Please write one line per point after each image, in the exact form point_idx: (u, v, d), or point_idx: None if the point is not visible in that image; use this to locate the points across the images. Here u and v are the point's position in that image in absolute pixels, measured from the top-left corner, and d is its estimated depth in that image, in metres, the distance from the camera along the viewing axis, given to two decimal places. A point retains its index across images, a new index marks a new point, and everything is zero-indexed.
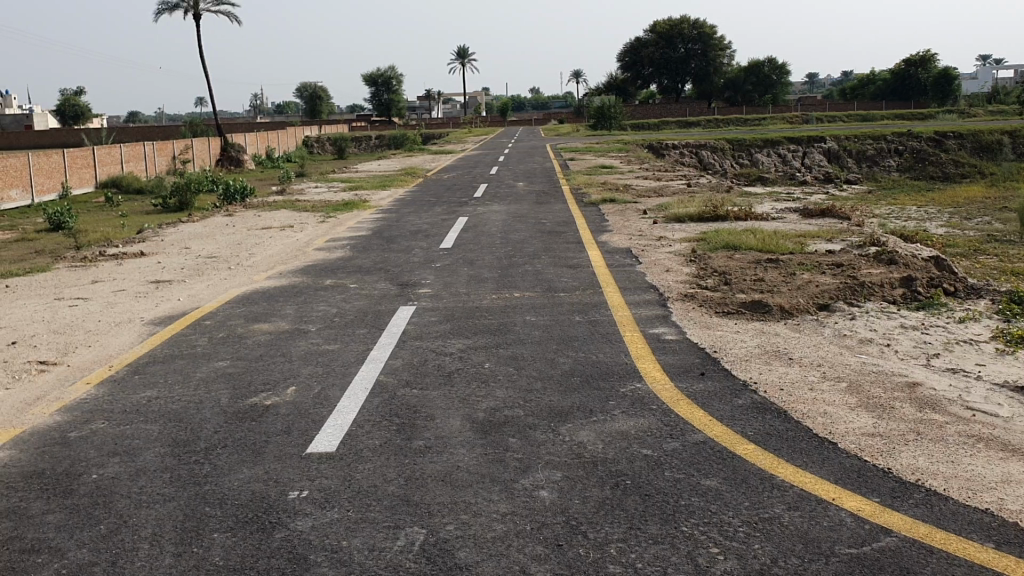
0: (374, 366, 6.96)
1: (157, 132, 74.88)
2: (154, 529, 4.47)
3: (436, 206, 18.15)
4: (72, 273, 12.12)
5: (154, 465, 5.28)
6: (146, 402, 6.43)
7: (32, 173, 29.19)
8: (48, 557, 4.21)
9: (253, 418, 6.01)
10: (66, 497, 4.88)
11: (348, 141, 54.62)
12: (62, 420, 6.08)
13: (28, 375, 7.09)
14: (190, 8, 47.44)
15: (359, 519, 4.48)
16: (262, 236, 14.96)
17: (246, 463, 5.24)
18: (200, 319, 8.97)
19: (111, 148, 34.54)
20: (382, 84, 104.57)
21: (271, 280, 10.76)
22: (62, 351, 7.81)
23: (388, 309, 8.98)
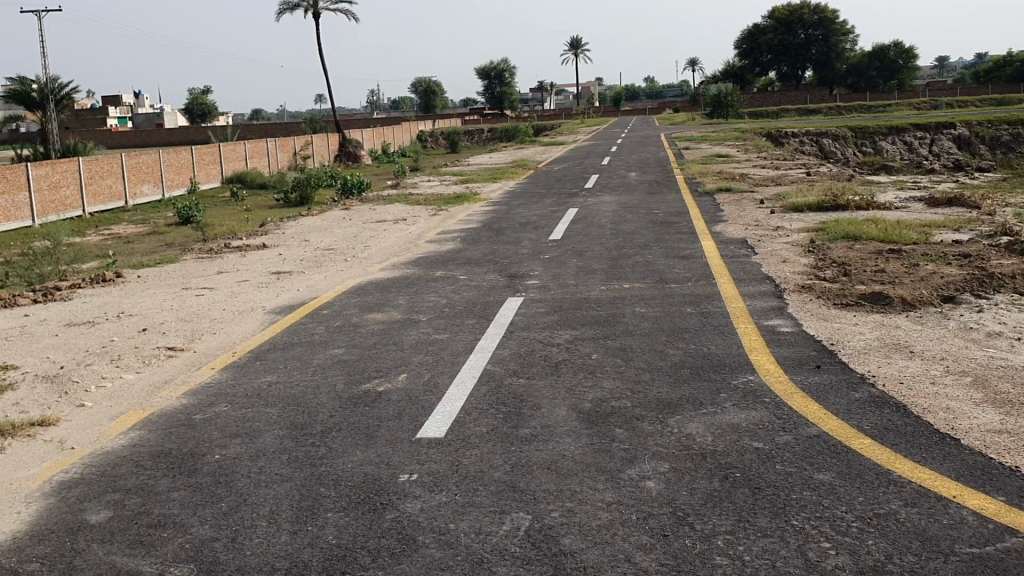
0: (483, 356, 7.04)
1: (279, 130, 77.47)
2: (272, 507, 4.66)
3: (547, 197, 18.19)
4: (200, 264, 12.69)
5: (272, 447, 5.49)
6: (266, 387, 6.70)
7: (162, 170, 30.66)
8: (173, 532, 4.43)
9: (366, 403, 6.18)
10: (191, 475, 5.12)
11: (461, 135, 55.24)
12: (188, 402, 6.40)
13: (157, 360, 7.47)
14: (310, 8, 48.88)
15: (467, 503, 4.55)
16: (377, 229, 15.31)
17: (358, 446, 5.40)
18: (318, 308, 9.26)
19: (237, 145, 35.95)
20: (495, 78, 105.27)
21: (385, 272, 11.00)
22: (189, 337, 8.19)
23: (497, 300, 9.06)
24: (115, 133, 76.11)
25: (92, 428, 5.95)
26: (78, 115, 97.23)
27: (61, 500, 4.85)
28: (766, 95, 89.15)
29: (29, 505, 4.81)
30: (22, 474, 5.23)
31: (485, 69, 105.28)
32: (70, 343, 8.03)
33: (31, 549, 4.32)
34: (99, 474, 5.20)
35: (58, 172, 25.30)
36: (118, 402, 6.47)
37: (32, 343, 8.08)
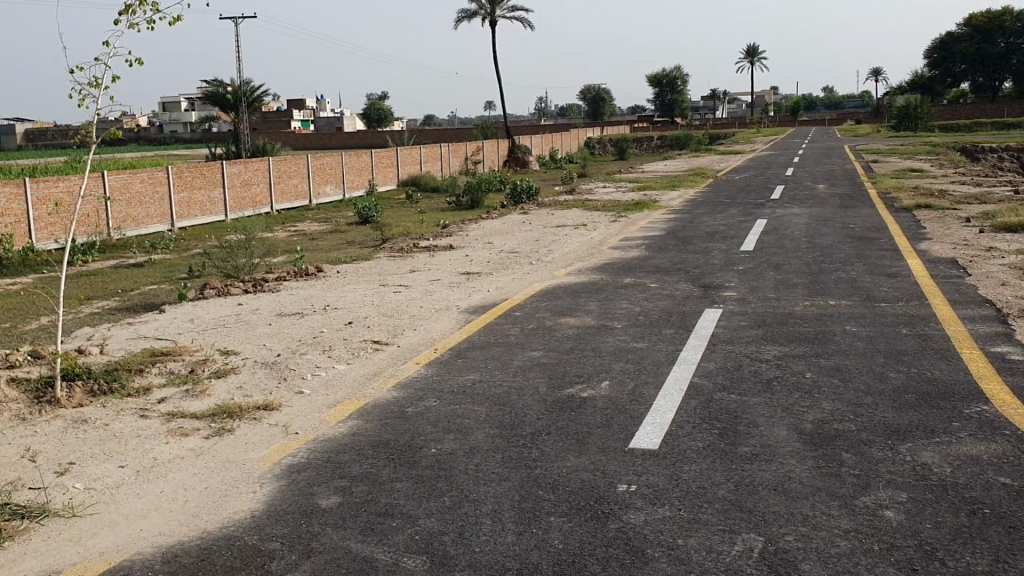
0: (687, 367, 6.90)
1: (450, 134, 79.36)
2: (493, 505, 4.69)
3: (730, 207, 17.74)
4: (393, 263, 13.11)
5: (485, 445, 5.55)
6: (471, 385, 6.79)
7: (344, 170, 31.95)
8: (402, 522, 4.52)
9: (572, 408, 6.16)
10: (411, 467, 5.23)
11: (630, 143, 54.84)
12: (399, 395, 6.58)
13: (365, 353, 7.71)
14: (488, 16, 49.86)
15: (693, 520, 4.43)
16: (558, 234, 15.38)
17: (572, 451, 5.37)
18: (512, 310, 9.35)
19: (413, 149, 37.01)
20: (667, 85, 103.99)
21: (573, 277, 11.01)
22: (392, 332, 8.43)
23: (693, 310, 8.87)
24: (297, 134, 80.25)
25: (313, 415, 6.19)
26: (264, 117, 103.03)
27: (292, 483, 5.05)
28: (957, 108, 84.07)
29: (263, 485, 5.04)
30: (253, 455, 5.49)
31: (657, 76, 104.11)
32: (284, 332, 8.45)
33: (271, 528, 4.51)
34: (324, 459, 5.39)
35: (250, 170, 26.77)
36: (334, 390, 6.72)
37: (249, 330, 8.54)
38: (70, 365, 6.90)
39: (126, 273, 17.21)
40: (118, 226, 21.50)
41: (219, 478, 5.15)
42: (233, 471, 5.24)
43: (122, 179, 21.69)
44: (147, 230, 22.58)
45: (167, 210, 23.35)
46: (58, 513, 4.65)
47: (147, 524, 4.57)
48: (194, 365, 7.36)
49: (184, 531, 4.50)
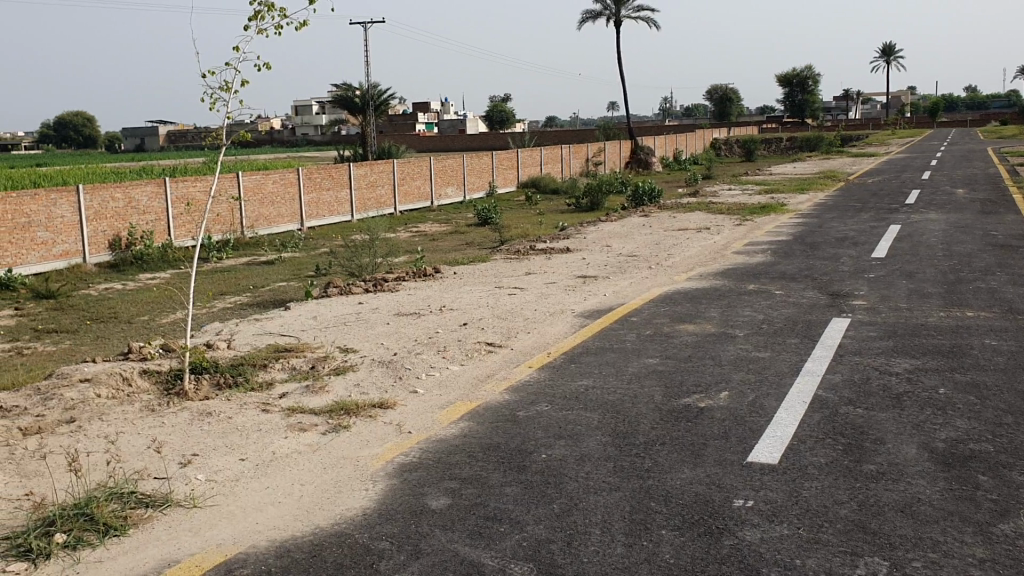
0: (811, 379, 6.62)
1: (573, 135, 79.35)
2: (603, 515, 4.59)
3: (861, 212, 17.06)
4: (510, 265, 13.15)
5: (597, 452, 5.46)
6: (584, 390, 6.70)
7: (465, 172, 32.35)
8: (510, 528, 4.48)
9: (688, 418, 6.00)
10: (520, 472, 5.19)
11: (757, 144, 53.52)
12: (511, 398, 6.55)
13: (479, 354, 7.73)
14: (613, 16, 49.56)
15: (812, 539, 4.23)
16: (680, 238, 15.10)
17: (687, 463, 5.21)
18: (628, 315, 9.22)
19: (534, 151, 37.14)
20: (798, 85, 101.09)
21: (694, 282, 10.78)
22: (506, 335, 8.43)
23: (819, 319, 8.54)
24: (422, 137, 81.85)
25: (426, 414, 6.23)
26: (390, 120, 105.40)
27: (403, 482, 5.08)
28: None
29: (376, 483, 5.09)
30: (367, 452, 5.56)
31: (787, 76, 101.34)
32: (401, 331, 8.56)
33: (382, 527, 4.54)
34: (435, 460, 5.41)
35: (376, 172, 27.41)
36: (447, 391, 6.75)
37: (367, 329, 8.69)
38: (197, 359, 7.16)
39: (257, 270, 17.85)
40: (250, 225, 22.31)
41: (333, 475, 5.22)
42: (347, 468, 5.31)
43: (256, 179, 22.51)
44: (278, 229, 23.37)
45: (297, 210, 24.10)
46: (180, 503, 4.82)
47: (264, 517, 4.68)
48: (315, 361, 7.53)
49: (298, 526, 4.57)
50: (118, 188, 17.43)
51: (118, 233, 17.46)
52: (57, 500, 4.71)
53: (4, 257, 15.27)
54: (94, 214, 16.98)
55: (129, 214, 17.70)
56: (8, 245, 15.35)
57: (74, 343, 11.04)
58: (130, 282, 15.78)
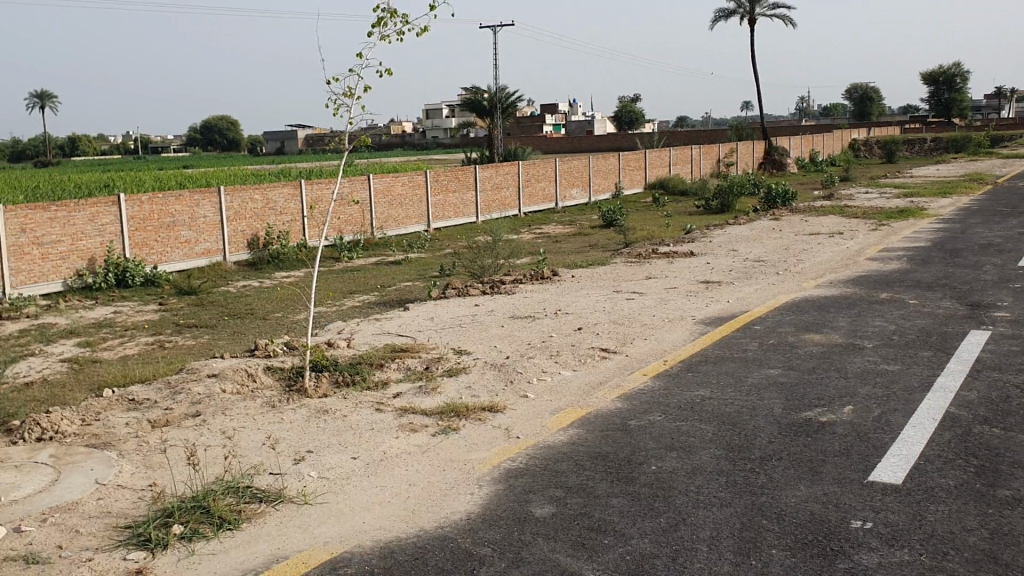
0: (943, 395, 6.24)
1: (703, 136, 77.97)
2: (711, 532, 4.44)
3: (1010, 217, 16.08)
4: (631, 268, 12.99)
5: (710, 466, 5.29)
6: (700, 401, 6.52)
7: (591, 173, 32.22)
8: (614, 540, 4.39)
9: (809, 432, 5.75)
10: (628, 483, 5.09)
11: (899, 144, 51.24)
12: (623, 406, 6.44)
13: (593, 360, 7.64)
14: (746, 14, 48.42)
15: (935, 568, 3.96)
16: (811, 243, 14.58)
17: (803, 480, 4.99)
18: (751, 323, 8.94)
19: (662, 152, 36.66)
20: (944, 82, 96.32)
21: (822, 289, 10.37)
22: (622, 340, 8.30)
23: (956, 332, 8.06)
24: (550, 138, 82.14)
25: (535, 420, 6.19)
26: (519, 122, 106.16)
27: (509, 488, 5.06)
28: None
29: (481, 487, 5.08)
30: (475, 456, 5.56)
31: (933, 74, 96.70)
32: (516, 334, 8.55)
33: (485, 532, 4.52)
34: (542, 467, 5.36)
35: (502, 174, 27.62)
36: (558, 397, 6.69)
37: (483, 331, 8.73)
38: (317, 357, 7.35)
39: (385, 270, 18.26)
40: (380, 226, 22.81)
41: (440, 478, 5.25)
42: (455, 472, 5.32)
43: (386, 181, 23.00)
44: (406, 230, 23.81)
45: (425, 211, 24.52)
46: (291, 499, 4.93)
47: (370, 517, 4.73)
48: (430, 362, 7.62)
49: (403, 528, 4.60)
50: (257, 189, 18.15)
51: (256, 233, 18.15)
52: (178, 492, 4.92)
53: (151, 254, 16.08)
54: (233, 214, 17.70)
55: (267, 214, 18.39)
56: (155, 243, 16.17)
57: (211, 337, 11.53)
58: (264, 280, 16.40)
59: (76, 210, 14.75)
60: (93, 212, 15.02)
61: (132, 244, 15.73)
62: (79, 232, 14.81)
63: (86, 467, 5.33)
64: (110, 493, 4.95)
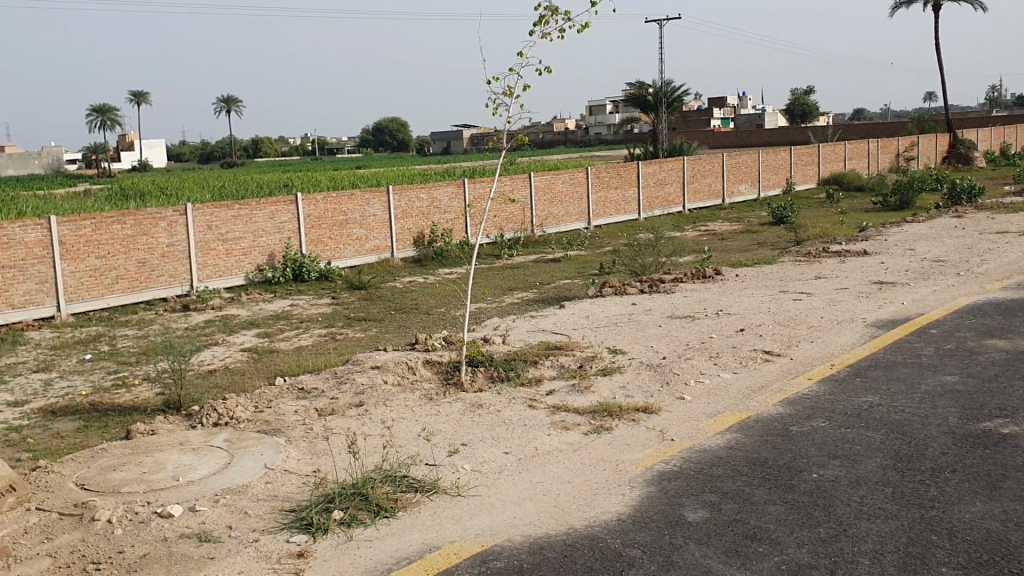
0: None
1: (881, 129, 74.21)
2: (875, 545, 4.22)
3: None
4: (798, 268, 12.52)
5: (876, 476, 5.02)
6: (867, 408, 6.21)
7: (760, 169, 31.29)
8: (769, 548, 4.24)
9: (987, 444, 5.37)
10: (787, 490, 4.90)
11: None
12: (785, 411, 6.21)
13: (754, 362, 7.42)
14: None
15: None
16: (999, 242, 13.61)
17: (980, 495, 4.66)
18: (927, 327, 8.44)
19: (836, 146, 35.16)
20: None
21: (1010, 292, 9.66)
22: (786, 343, 8.02)
23: None
24: (717, 134, 80.37)
25: (691, 423, 6.07)
26: (685, 116, 104.38)
27: (661, 490, 4.98)
28: None
29: (633, 488, 5.03)
30: (628, 456, 5.51)
31: None
32: (674, 334, 8.41)
33: (636, 534, 4.47)
34: (697, 470, 5.24)
35: (666, 170, 27.24)
36: (716, 399, 6.54)
37: (640, 330, 8.63)
38: (474, 352, 7.48)
39: (546, 267, 18.39)
40: (541, 223, 22.94)
41: (592, 477, 5.23)
42: (607, 471, 5.29)
43: (548, 179, 23.13)
44: (568, 227, 23.86)
45: (586, 208, 24.51)
46: (445, 490, 5.04)
47: (521, 512, 4.77)
48: (584, 361, 7.62)
49: (553, 525, 4.62)
50: (423, 189, 18.67)
51: (421, 231, 18.68)
52: (338, 478, 5.12)
53: (325, 250, 16.79)
54: (401, 213, 18.28)
55: (432, 212, 18.90)
56: (329, 240, 16.88)
57: (377, 331, 11.95)
58: (429, 276, 16.85)
59: (257, 209, 15.59)
60: (272, 211, 15.84)
61: (308, 241, 16.48)
62: (259, 229, 15.66)
63: (256, 452, 5.65)
64: (277, 477, 5.21)
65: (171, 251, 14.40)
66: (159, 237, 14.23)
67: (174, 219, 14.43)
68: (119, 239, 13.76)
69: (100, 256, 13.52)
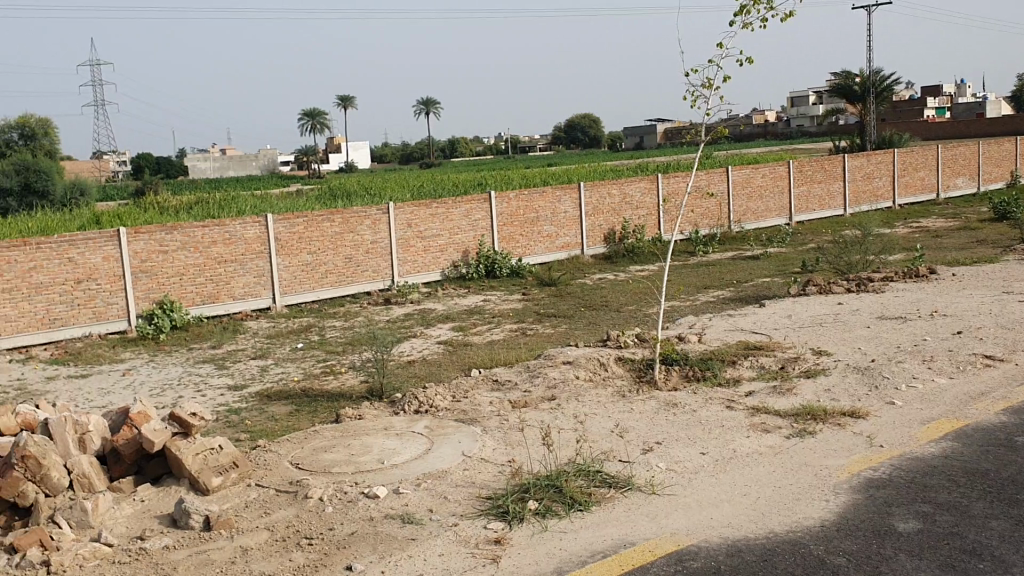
0: None
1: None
2: None
3: None
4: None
5: None
6: None
7: (980, 160, 29.10)
8: (991, 566, 3.94)
9: None
10: (1011, 505, 4.53)
11: None
12: (1009, 420, 5.75)
13: (974, 368, 6.91)
14: None
15: None
16: None
17: None
18: None
19: None
20: None
21: None
22: (1010, 348, 7.42)
23: None
24: (929, 124, 75.45)
25: (902, 429, 5.73)
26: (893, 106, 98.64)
27: (869, 498, 4.74)
28: None
29: (838, 495, 4.80)
30: (832, 462, 5.28)
31: None
32: (883, 336, 7.97)
33: (840, 542, 4.27)
34: (908, 479, 4.95)
35: (873, 163, 25.84)
36: (930, 406, 6.14)
37: (845, 331, 8.24)
38: (669, 349, 7.38)
39: (743, 265, 17.90)
40: (738, 219, 22.32)
41: (793, 481, 5.04)
42: (809, 476, 5.09)
43: (746, 173, 22.49)
44: (766, 224, 23.10)
45: (786, 204, 23.65)
46: (640, 488, 5.00)
47: (718, 513, 4.67)
48: (785, 362, 7.36)
49: (752, 527, 4.49)
50: (616, 185, 18.64)
51: (614, 227, 18.65)
52: (533, 470, 5.20)
53: (518, 247, 17.09)
54: (593, 210, 18.33)
55: (624, 208, 18.85)
56: (522, 237, 17.16)
57: (569, 327, 12.04)
58: (621, 273, 16.80)
59: (454, 206, 16.08)
60: (468, 208, 16.27)
61: (501, 238, 16.82)
62: (455, 227, 16.14)
63: (454, 440, 5.82)
64: (474, 465, 5.35)
65: (374, 247, 15.09)
66: (363, 234, 14.94)
67: (377, 217, 15.10)
68: (328, 236, 14.54)
69: (310, 252, 14.35)
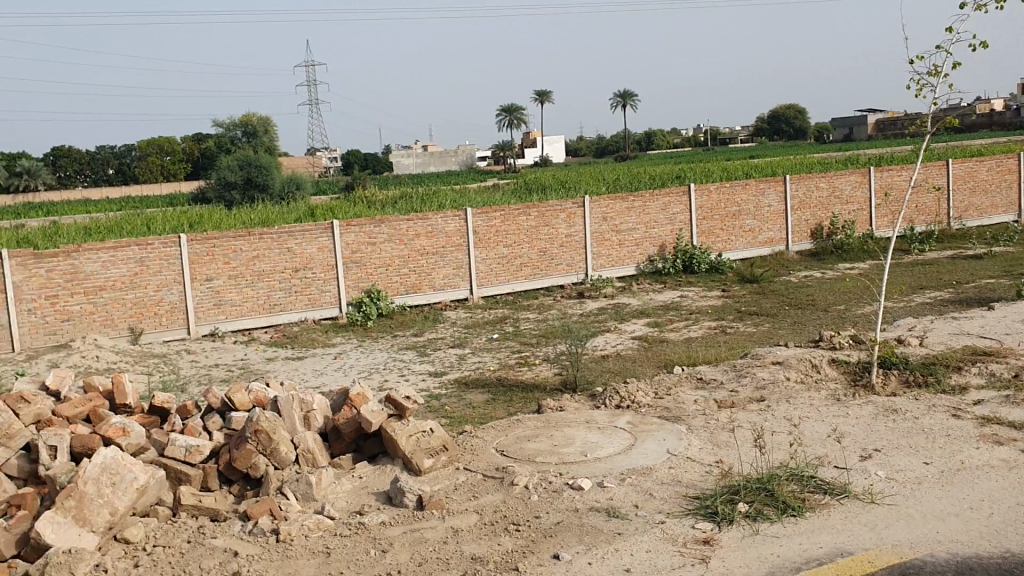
0: None
1: None
2: None
3: None
4: None
5: None
6: None
7: None
8: None
9: None
10: None
11: None
12: None
13: None
14: None
15: None
16: None
17: None
18: None
19: None
20: None
21: None
22: None
23: None
24: None
25: None
26: None
27: None
28: None
29: None
30: None
31: None
32: None
33: None
34: None
35: None
36: None
37: None
38: (888, 353, 7.00)
39: (965, 264, 16.70)
40: (959, 215, 20.83)
41: None
42: None
43: (969, 166, 20.96)
44: (991, 220, 21.45)
45: (1015, 199, 21.85)
46: (858, 496, 4.77)
47: (946, 528, 4.38)
48: (1020, 370, 6.80)
49: (985, 545, 4.18)
50: (823, 178, 17.87)
51: (820, 222, 17.92)
52: (743, 471, 5.07)
53: (717, 242, 16.72)
54: (798, 203, 17.67)
55: (832, 203, 18.06)
56: (721, 232, 16.78)
57: (772, 326, 11.67)
58: (828, 271, 16.09)
59: (652, 200, 15.94)
60: (666, 202, 16.09)
61: (699, 232, 16.52)
62: (652, 221, 16.00)
63: (659, 437, 5.77)
64: (680, 463, 5.28)
65: (570, 241, 15.21)
66: (559, 228, 15.09)
67: (573, 211, 15.20)
68: (525, 228, 14.78)
69: (508, 245, 14.65)
